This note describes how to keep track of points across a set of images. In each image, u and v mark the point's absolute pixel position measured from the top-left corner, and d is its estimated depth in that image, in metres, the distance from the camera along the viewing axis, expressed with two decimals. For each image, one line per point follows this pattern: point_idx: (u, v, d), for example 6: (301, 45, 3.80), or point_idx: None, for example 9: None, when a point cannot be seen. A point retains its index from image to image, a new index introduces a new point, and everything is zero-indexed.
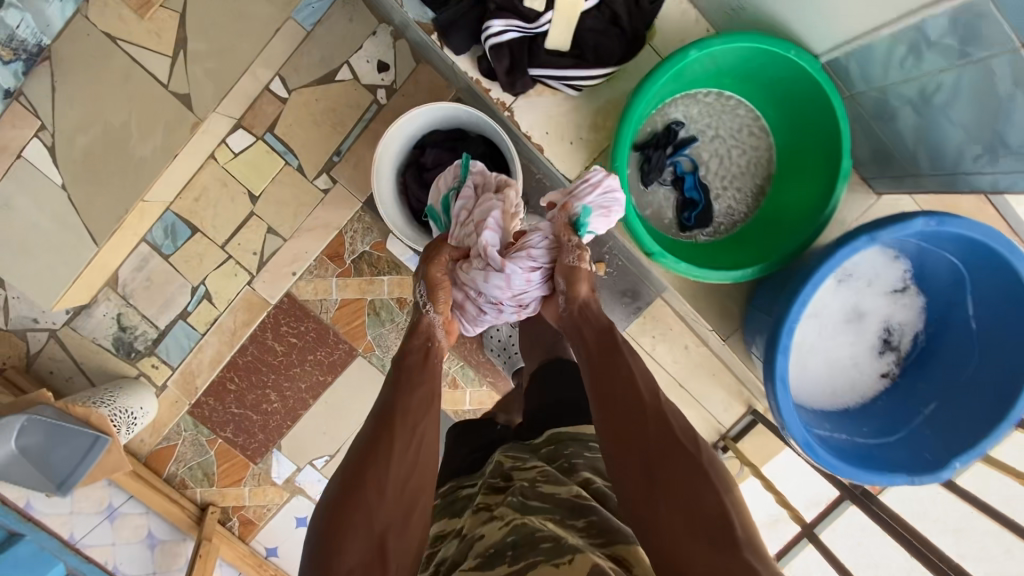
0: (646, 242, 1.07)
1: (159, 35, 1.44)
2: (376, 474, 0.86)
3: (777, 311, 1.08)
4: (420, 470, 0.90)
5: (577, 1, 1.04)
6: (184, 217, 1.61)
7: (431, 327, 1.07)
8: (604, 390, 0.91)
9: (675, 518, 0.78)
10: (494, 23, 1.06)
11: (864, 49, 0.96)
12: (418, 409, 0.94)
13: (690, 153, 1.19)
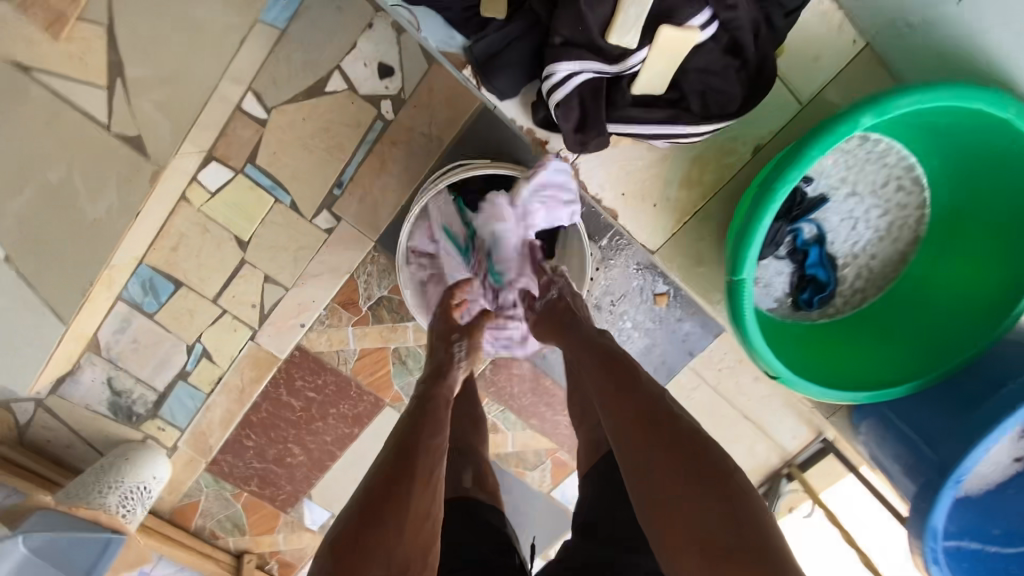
0: (774, 365, 0.88)
1: (83, 59, 1.06)
2: (395, 513, 0.71)
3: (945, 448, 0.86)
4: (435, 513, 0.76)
5: (692, 33, 0.69)
6: (163, 270, 1.33)
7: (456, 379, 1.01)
8: (600, 383, 0.86)
9: (676, 517, 0.70)
10: (563, 68, 0.72)
11: None
12: (438, 449, 0.81)
13: (816, 219, 0.99)
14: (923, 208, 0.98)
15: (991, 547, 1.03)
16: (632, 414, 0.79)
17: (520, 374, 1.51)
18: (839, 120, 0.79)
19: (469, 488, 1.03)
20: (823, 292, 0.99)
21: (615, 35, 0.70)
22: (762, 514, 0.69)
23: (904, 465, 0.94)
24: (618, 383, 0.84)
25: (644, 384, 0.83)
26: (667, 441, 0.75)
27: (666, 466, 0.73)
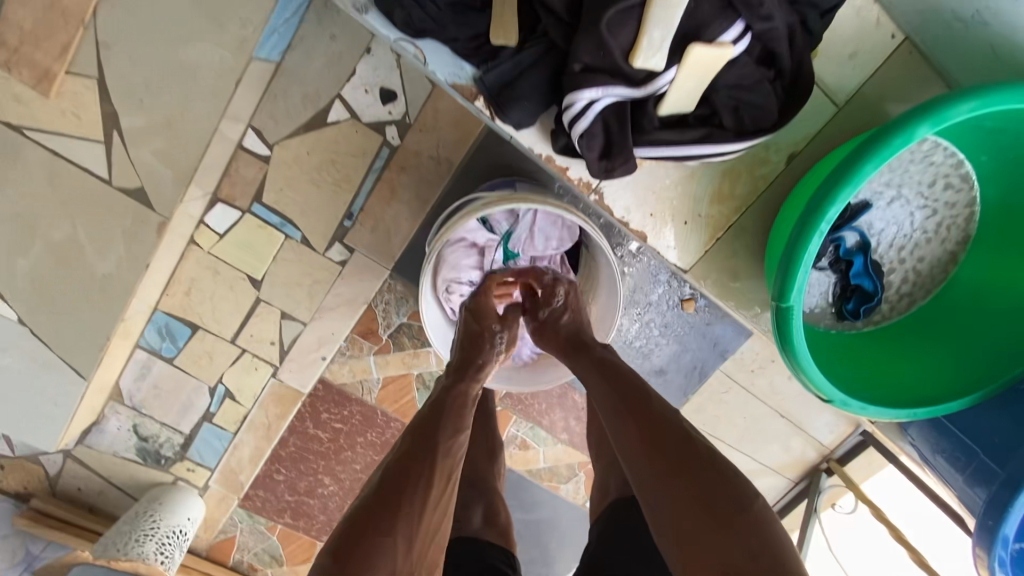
0: (828, 391, 0.77)
1: (78, 115, 1.01)
2: (405, 524, 0.71)
3: (1009, 466, 0.77)
4: (441, 529, 0.77)
5: (725, 48, 0.64)
6: (179, 315, 1.31)
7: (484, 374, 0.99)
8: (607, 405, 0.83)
9: (697, 549, 0.67)
10: (585, 96, 0.67)
11: None
12: (452, 453, 0.82)
13: (859, 225, 0.85)
14: (975, 204, 0.83)
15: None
16: (643, 436, 0.76)
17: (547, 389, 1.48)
18: (889, 133, 0.64)
19: (477, 527, 1.00)
20: (869, 305, 0.87)
21: (640, 58, 0.65)
22: (783, 543, 0.67)
23: (963, 474, 0.85)
24: (628, 404, 0.81)
25: (655, 404, 0.79)
26: (681, 466, 0.72)
27: (682, 495, 0.70)
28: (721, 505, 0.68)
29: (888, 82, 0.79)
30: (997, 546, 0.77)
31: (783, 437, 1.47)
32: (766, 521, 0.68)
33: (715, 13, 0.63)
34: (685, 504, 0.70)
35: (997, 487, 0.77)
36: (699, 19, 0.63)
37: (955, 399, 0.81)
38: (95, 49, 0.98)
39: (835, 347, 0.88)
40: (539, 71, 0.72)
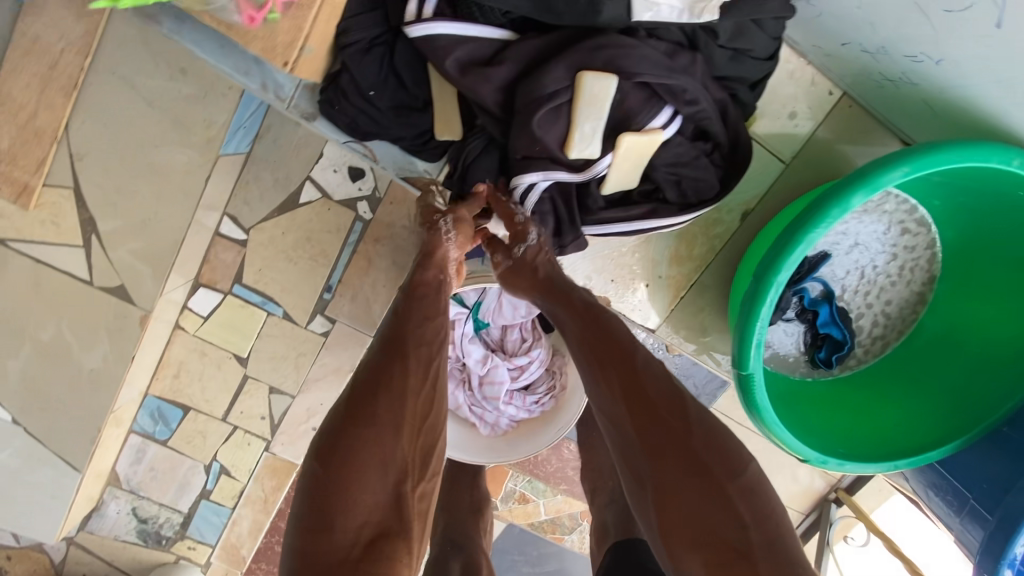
0: (800, 450, 0.75)
1: (57, 223, 1.05)
2: (386, 408, 0.63)
3: (998, 508, 0.72)
4: (439, 416, 0.69)
5: (655, 134, 0.66)
6: (170, 398, 1.32)
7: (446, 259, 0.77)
8: (578, 345, 0.69)
9: (675, 509, 0.57)
10: (528, 180, 0.69)
11: None
12: (434, 341, 0.71)
13: (822, 275, 0.85)
14: (935, 248, 0.83)
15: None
16: (621, 385, 0.63)
17: None
18: (824, 202, 0.64)
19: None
20: (840, 353, 0.86)
21: (576, 148, 0.67)
22: (775, 514, 0.56)
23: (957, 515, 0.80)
24: (603, 343, 0.67)
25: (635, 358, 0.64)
26: (663, 422, 0.60)
27: (661, 460, 0.59)
28: (702, 469, 0.58)
29: (833, 134, 0.80)
30: None
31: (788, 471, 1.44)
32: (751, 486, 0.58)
33: (642, 100, 0.65)
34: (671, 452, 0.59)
35: (990, 529, 0.72)
36: (630, 109, 0.65)
37: (938, 449, 0.77)
38: (70, 161, 1.02)
39: (811, 399, 0.87)
40: (489, 157, 0.75)
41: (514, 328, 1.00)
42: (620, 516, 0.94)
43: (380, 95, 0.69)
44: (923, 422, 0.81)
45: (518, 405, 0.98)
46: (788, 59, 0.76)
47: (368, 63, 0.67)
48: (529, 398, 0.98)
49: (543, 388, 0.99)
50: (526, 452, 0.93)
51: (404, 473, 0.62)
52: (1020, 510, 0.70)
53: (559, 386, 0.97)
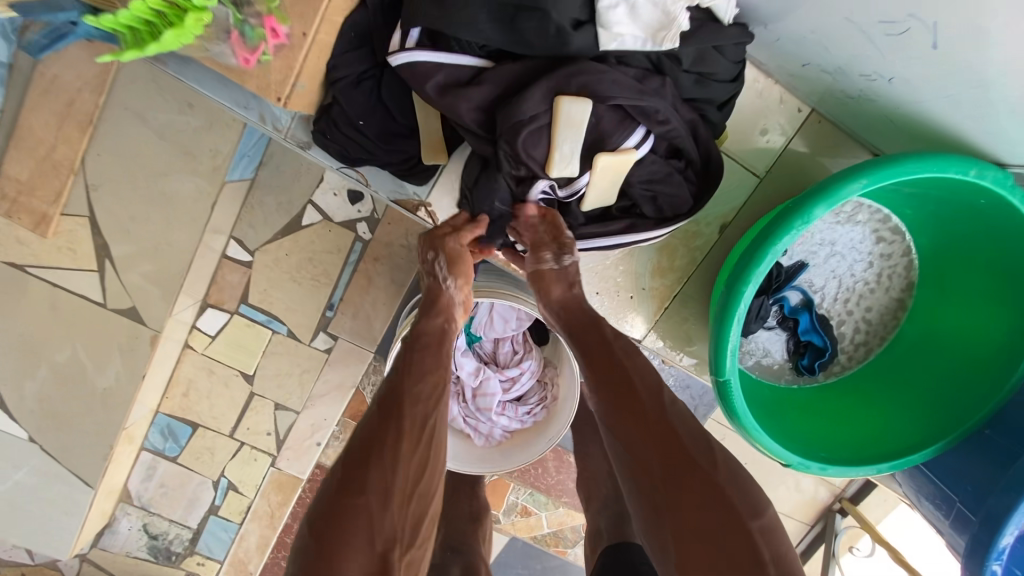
0: (781, 454, 0.77)
1: (73, 251, 1.11)
2: (381, 477, 0.64)
3: (981, 507, 0.73)
4: (432, 480, 0.69)
5: (629, 154, 0.70)
6: (179, 416, 1.37)
7: (452, 304, 0.83)
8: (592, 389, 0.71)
9: (688, 555, 0.59)
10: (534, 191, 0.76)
11: None
12: (431, 398, 0.73)
13: (801, 283, 0.88)
14: (911, 255, 0.86)
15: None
16: (627, 441, 0.66)
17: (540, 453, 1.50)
18: (789, 216, 0.67)
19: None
20: (822, 360, 0.87)
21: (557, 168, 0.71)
22: (790, 557, 0.58)
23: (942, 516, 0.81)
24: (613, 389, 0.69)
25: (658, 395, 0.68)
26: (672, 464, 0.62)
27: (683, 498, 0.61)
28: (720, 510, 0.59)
29: (805, 149, 0.83)
30: None
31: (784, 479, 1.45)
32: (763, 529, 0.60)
33: (615, 122, 0.69)
34: (678, 495, 0.61)
35: (974, 529, 0.73)
36: (600, 131, 0.69)
37: (920, 451, 0.78)
38: (85, 191, 1.09)
39: (795, 405, 0.89)
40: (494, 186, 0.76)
41: (505, 342, 1.03)
42: (612, 520, 0.96)
43: (369, 124, 0.74)
44: (906, 426, 0.82)
45: (511, 416, 1.01)
46: (757, 78, 0.79)
47: (357, 95, 0.72)
48: (522, 409, 1.01)
49: (535, 399, 1.02)
50: (520, 460, 0.96)
51: (393, 542, 0.63)
52: (1002, 512, 0.70)
53: (550, 397, 1.00)
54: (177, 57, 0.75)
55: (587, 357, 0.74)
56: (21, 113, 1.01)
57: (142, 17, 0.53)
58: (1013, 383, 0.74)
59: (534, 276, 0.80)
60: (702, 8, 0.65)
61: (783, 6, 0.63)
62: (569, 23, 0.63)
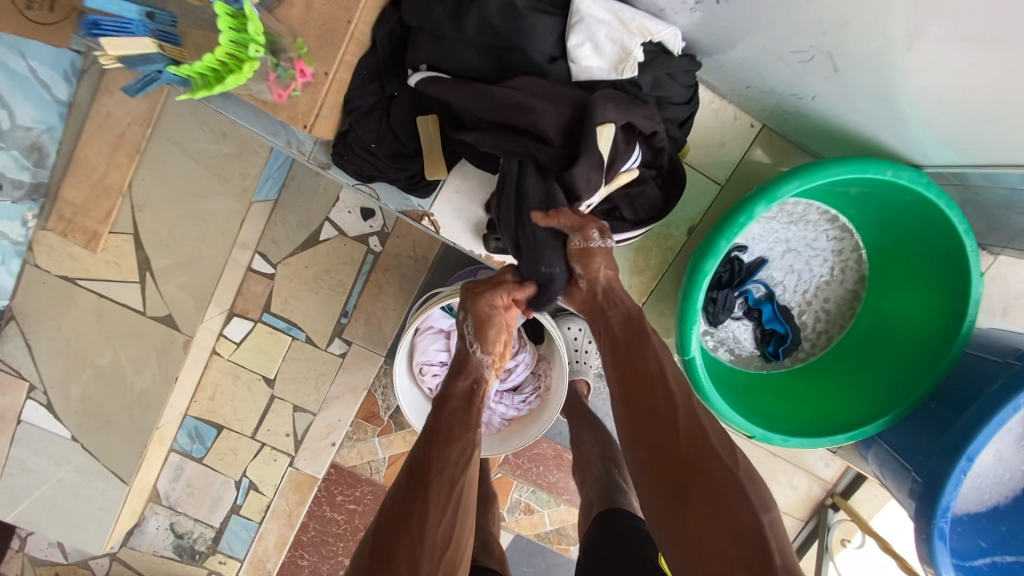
0: (746, 427, 0.88)
1: (118, 265, 1.25)
2: (408, 549, 0.68)
3: (926, 465, 0.83)
4: (458, 548, 0.72)
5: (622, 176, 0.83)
6: (206, 418, 1.48)
7: (482, 366, 0.88)
8: (619, 408, 0.76)
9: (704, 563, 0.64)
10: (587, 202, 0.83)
11: (998, 175, 0.73)
12: (458, 463, 0.75)
13: (762, 277, 0.98)
14: (859, 249, 0.97)
15: (993, 560, 1.05)
16: (646, 446, 0.72)
17: (541, 452, 1.58)
18: (734, 212, 0.78)
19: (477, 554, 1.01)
20: (785, 345, 0.97)
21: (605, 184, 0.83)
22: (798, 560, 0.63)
23: (896, 477, 0.91)
24: (637, 400, 0.74)
25: (674, 408, 0.72)
26: (689, 480, 0.68)
27: (703, 515, 0.65)
28: (731, 528, 0.64)
29: (760, 158, 0.95)
30: (935, 538, 0.82)
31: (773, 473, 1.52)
32: (773, 524, 0.66)
33: (624, 143, 0.80)
34: (694, 500, 0.66)
35: (921, 487, 0.83)
36: (615, 150, 0.79)
37: (872, 423, 0.87)
38: (131, 212, 1.23)
39: (763, 386, 0.99)
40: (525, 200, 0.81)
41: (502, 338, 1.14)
42: (602, 495, 1.04)
43: (380, 146, 0.87)
44: (859, 403, 0.92)
45: (508, 403, 1.12)
46: (713, 100, 0.92)
47: (369, 122, 0.85)
48: (517, 398, 1.13)
49: (529, 388, 1.13)
50: (517, 443, 1.06)
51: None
52: (941, 472, 0.80)
53: (543, 386, 1.10)
54: (220, 93, 0.89)
55: (620, 361, 0.79)
56: (78, 145, 1.16)
57: (211, 67, 0.57)
58: (947, 359, 0.84)
59: (580, 255, 0.83)
60: (655, 42, 0.77)
61: (721, 39, 0.76)
62: (546, 58, 0.77)
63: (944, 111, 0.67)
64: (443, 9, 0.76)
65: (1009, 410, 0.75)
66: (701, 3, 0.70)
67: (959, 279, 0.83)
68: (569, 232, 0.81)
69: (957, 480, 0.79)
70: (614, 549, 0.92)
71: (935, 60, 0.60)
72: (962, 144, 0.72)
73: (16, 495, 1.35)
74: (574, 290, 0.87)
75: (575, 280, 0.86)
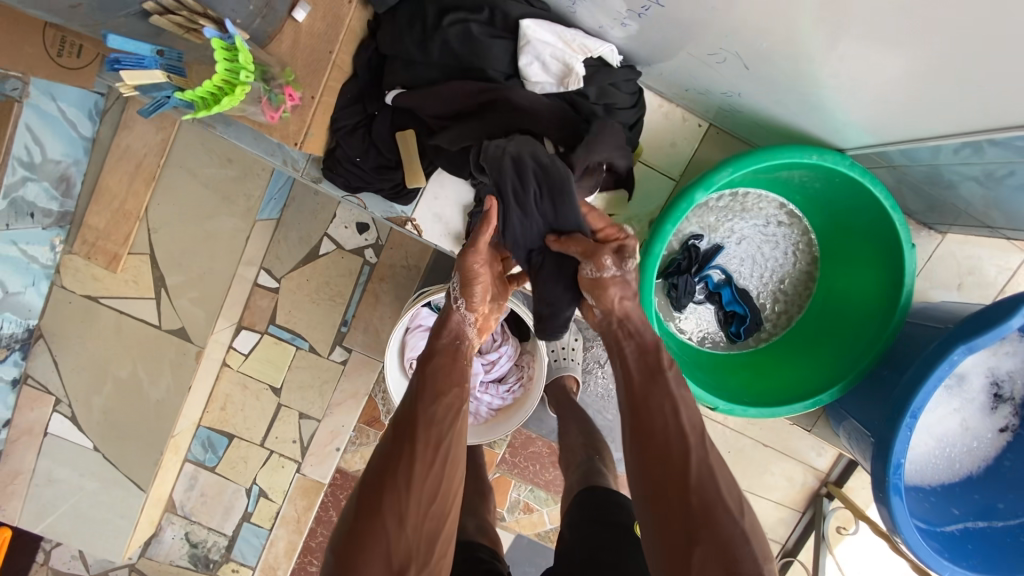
0: (708, 399, 0.96)
1: (136, 283, 1.37)
2: (396, 502, 0.75)
3: (878, 423, 0.90)
4: (446, 500, 0.79)
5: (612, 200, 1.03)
6: (218, 428, 1.55)
7: (462, 325, 0.91)
8: (631, 446, 0.78)
9: None
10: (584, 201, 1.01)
11: (912, 151, 0.82)
12: (445, 420, 0.81)
13: (721, 263, 1.06)
14: (809, 232, 1.05)
15: (965, 526, 1.08)
16: (655, 491, 0.74)
17: (538, 450, 1.55)
18: (677, 200, 0.88)
19: (472, 532, 1.03)
20: (747, 325, 1.04)
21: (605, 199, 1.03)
22: None
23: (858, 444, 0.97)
24: (649, 443, 0.76)
25: (689, 457, 0.74)
26: (694, 526, 0.71)
27: (702, 560, 0.69)
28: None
29: (708, 155, 1.05)
30: (891, 495, 0.88)
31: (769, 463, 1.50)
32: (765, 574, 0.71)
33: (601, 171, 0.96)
34: (696, 548, 0.69)
35: (874, 446, 0.89)
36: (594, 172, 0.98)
37: (827, 390, 0.94)
38: (147, 235, 1.36)
39: (729, 365, 1.06)
40: (531, 223, 0.85)
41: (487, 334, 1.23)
42: (582, 476, 1.09)
43: (365, 159, 0.97)
44: (818, 373, 0.98)
45: (493, 393, 1.20)
46: (661, 104, 1.02)
47: (354, 139, 0.96)
48: (502, 388, 1.20)
49: (513, 378, 1.21)
50: (503, 428, 1.14)
51: (408, 558, 0.74)
52: (891, 429, 0.86)
53: (526, 375, 1.19)
54: (223, 119, 1.00)
55: (638, 395, 0.80)
56: (100, 176, 1.30)
57: (210, 91, 0.67)
58: (891, 325, 0.91)
59: (592, 285, 0.84)
60: (596, 57, 0.87)
61: (656, 49, 0.87)
62: (502, 76, 0.88)
63: (850, 94, 0.76)
64: (412, 37, 0.88)
65: (944, 366, 0.82)
66: (630, 19, 0.81)
67: (894, 252, 0.91)
68: (583, 259, 0.83)
69: (905, 435, 0.85)
70: (595, 525, 0.97)
71: (822, 53, 0.70)
72: (877, 124, 0.81)
73: (46, 507, 1.45)
74: (589, 311, 0.90)
75: (590, 306, 0.89)
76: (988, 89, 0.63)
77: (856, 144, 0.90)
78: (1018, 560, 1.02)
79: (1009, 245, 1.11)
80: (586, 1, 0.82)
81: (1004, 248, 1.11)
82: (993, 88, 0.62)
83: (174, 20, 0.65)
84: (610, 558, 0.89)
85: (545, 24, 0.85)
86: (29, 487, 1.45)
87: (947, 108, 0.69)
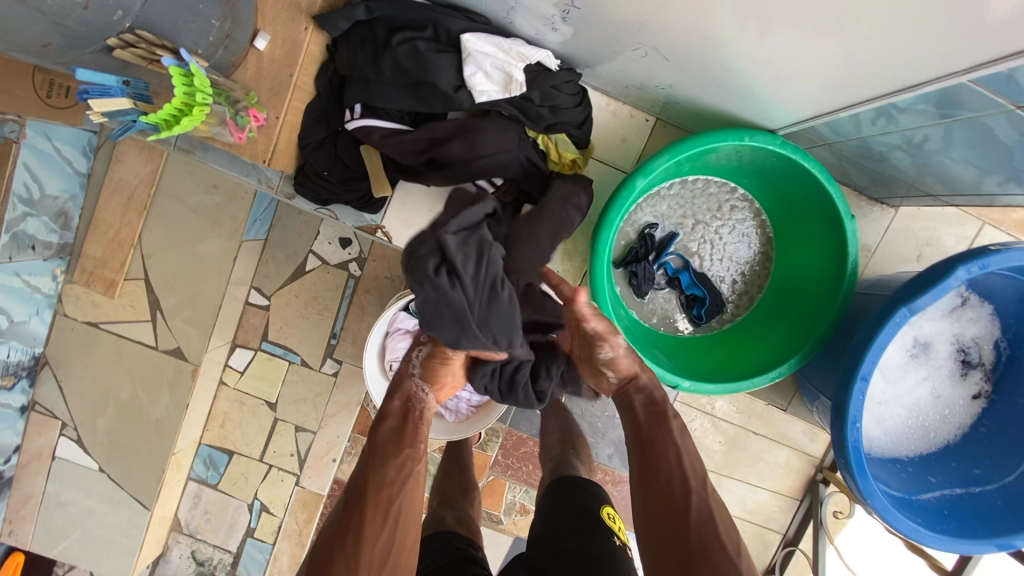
0: (670, 377, 0.99)
1: (133, 307, 1.45)
2: (342, 565, 0.79)
3: (834, 388, 0.92)
4: (399, 564, 0.81)
5: None
6: (218, 444, 1.55)
7: (415, 386, 0.99)
8: (636, 483, 0.87)
9: None
10: None
11: (834, 123, 0.87)
12: (396, 481, 0.86)
13: (678, 249, 1.10)
14: (760, 213, 1.10)
15: (943, 493, 1.08)
16: (656, 531, 0.82)
17: (531, 450, 1.52)
18: (619, 189, 0.93)
19: (450, 523, 1.06)
20: (707, 307, 1.08)
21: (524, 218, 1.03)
22: None
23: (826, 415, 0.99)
24: (656, 484, 0.84)
25: (691, 502, 0.82)
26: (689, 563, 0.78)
27: None
28: None
29: (657, 147, 1.11)
30: (851, 455, 0.90)
31: (767, 451, 1.49)
32: None
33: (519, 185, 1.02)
34: None
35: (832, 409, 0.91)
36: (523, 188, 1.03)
37: (786, 361, 0.97)
38: (142, 262, 1.44)
39: (694, 346, 1.10)
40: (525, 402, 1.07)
41: None
42: (557, 467, 1.13)
43: (332, 173, 1.03)
44: (777, 347, 1.02)
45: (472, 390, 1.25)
46: (608, 103, 1.09)
47: (320, 154, 1.02)
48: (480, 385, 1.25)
49: None
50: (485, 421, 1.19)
51: None
52: (844, 393, 0.88)
53: None
54: (201, 144, 1.07)
55: (642, 444, 0.89)
56: (95, 209, 1.39)
57: (170, 114, 0.76)
58: (840, 296, 0.95)
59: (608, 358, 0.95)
60: (534, 64, 0.94)
61: (589, 50, 0.93)
62: (451, 88, 0.94)
63: (762, 76, 0.82)
64: (364, 56, 0.94)
65: (890, 327, 0.84)
66: (558, 24, 0.88)
67: (836, 224, 0.95)
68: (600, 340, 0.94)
69: (858, 396, 0.87)
70: (564, 511, 1.00)
71: (724, 42, 0.76)
72: (796, 102, 0.86)
73: (58, 529, 1.50)
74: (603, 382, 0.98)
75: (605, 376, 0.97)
76: (870, 59, 0.68)
77: (786, 123, 0.95)
78: (994, 524, 0.99)
79: (964, 215, 1.14)
80: (519, 11, 0.89)
81: (960, 219, 1.14)
82: (870, 57, 0.68)
83: (135, 53, 0.73)
84: (574, 538, 0.92)
85: (484, 36, 0.92)
86: (40, 511, 1.50)
87: (846, 81, 0.75)
